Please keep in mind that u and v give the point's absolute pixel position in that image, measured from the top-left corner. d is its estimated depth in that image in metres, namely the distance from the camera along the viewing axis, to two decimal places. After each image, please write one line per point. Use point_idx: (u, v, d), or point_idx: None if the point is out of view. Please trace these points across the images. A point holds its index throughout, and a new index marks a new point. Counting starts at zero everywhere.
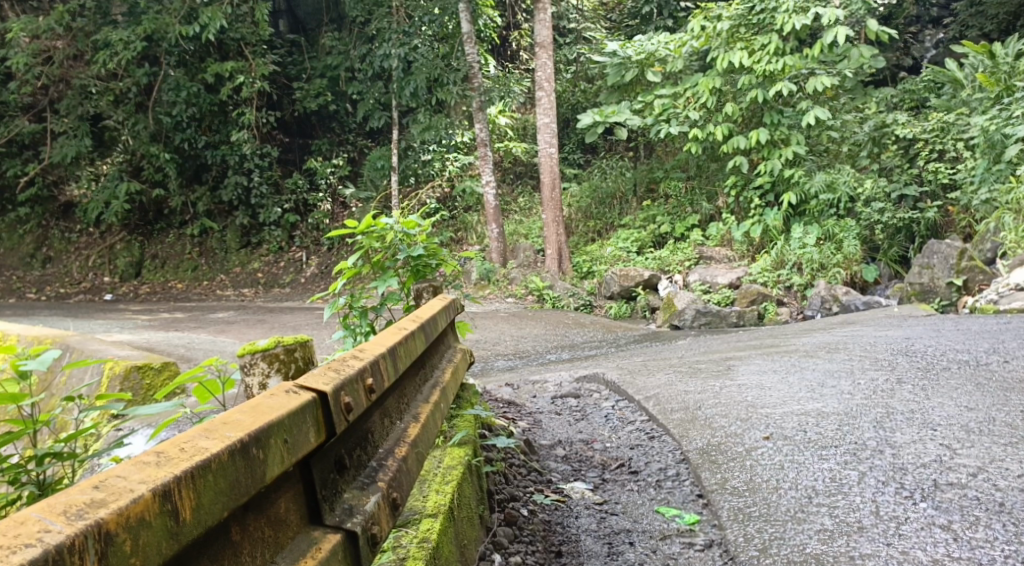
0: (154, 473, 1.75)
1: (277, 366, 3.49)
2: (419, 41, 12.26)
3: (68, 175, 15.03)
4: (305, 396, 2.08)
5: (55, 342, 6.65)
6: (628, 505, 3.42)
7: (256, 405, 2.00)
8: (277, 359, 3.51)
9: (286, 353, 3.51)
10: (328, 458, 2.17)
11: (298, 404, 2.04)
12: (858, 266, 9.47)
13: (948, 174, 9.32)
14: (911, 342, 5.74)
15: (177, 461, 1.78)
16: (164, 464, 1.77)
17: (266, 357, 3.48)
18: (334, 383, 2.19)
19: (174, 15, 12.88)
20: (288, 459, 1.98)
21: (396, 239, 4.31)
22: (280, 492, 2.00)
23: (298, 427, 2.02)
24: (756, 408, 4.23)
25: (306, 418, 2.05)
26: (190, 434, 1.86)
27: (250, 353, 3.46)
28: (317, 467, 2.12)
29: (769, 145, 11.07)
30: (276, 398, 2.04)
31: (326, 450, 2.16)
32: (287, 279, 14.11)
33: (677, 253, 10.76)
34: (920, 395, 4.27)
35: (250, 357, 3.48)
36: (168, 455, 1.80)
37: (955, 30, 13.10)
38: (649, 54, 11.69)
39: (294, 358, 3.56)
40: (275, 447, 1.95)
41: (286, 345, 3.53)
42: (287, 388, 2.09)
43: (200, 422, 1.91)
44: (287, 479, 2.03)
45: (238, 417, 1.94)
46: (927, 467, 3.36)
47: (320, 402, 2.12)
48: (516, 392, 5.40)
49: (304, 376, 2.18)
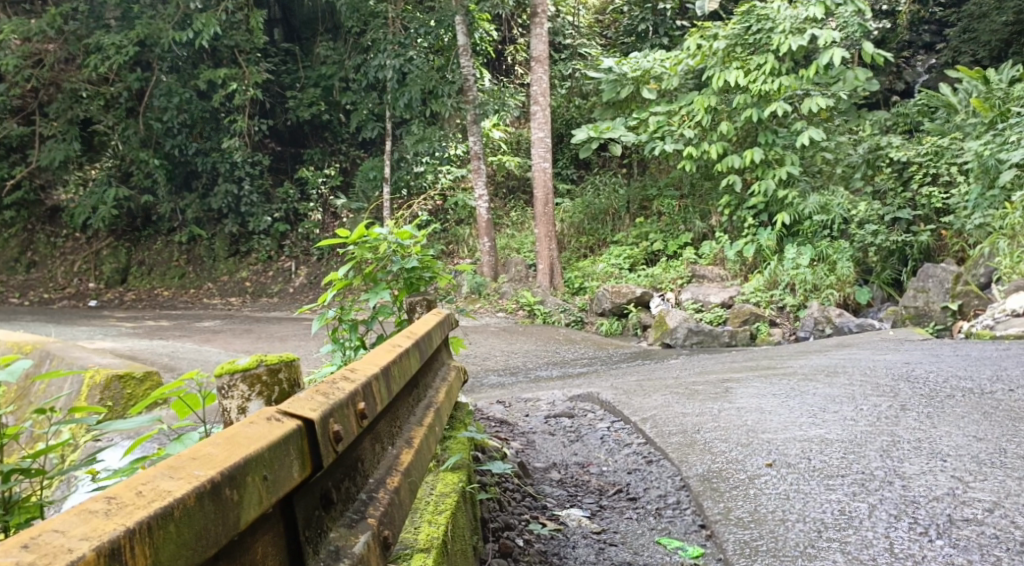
0: (100, 526, 1.65)
1: (259, 392, 2.49)
2: (413, 53, 12.13)
3: (55, 179, 14.83)
4: (290, 424, 1.95)
5: (35, 349, 6.44)
6: (626, 535, 3.27)
7: (232, 435, 1.88)
8: (260, 382, 2.50)
9: (272, 375, 2.50)
10: (313, 493, 2.02)
11: (280, 435, 1.91)
12: (851, 288, 9.38)
13: (942, 199, 9.23)
14: (911, 367, 5.61)
15: (131, 509, 1.68)
16: (115, 514, 1.67)
17: (246, 380, 2.47)
18: (322, 409, 2.05)
19: (168, 21, 12.69)
20: (267, 499, 1.86)
21: (390, 250, 4.15)
22: (257, 536, 1.87)
23: (279, 461, 1.89)
24: (757, 432, 4.08)
25: (290, 450, 1.93)
26: (151, 474, 1.75)
27: (227, 374, 2.46)
28: (301, 505, 1.98)
29: (763, 165, 10.97)
30: (256, 427, 1.91)
31: (312, 485, 2.02)
32: (275, 289, 13.98)
33: (669, 270, 10.64)
34: (926, 424, 4.13)
35: (224, 380, 2.46)
36: (122, 501, 1.70)
37: (948, 55, 13.05)
38: (645, 71, 11.56)
39: (279, 384, 2.54)
40: (251, 486, 1.83)
41: (271, 364, 2.52)
42: (269, 415, 1.96)
43: (167, 459, 1.81)
44: (266, 521, 1.89)
45: (210, 451, 1.82)
46: (940, 500, 3.22)
47: (307, 431, 1.98)
48: (507, 410, 5.24)
49: (290, 401, 2.04)
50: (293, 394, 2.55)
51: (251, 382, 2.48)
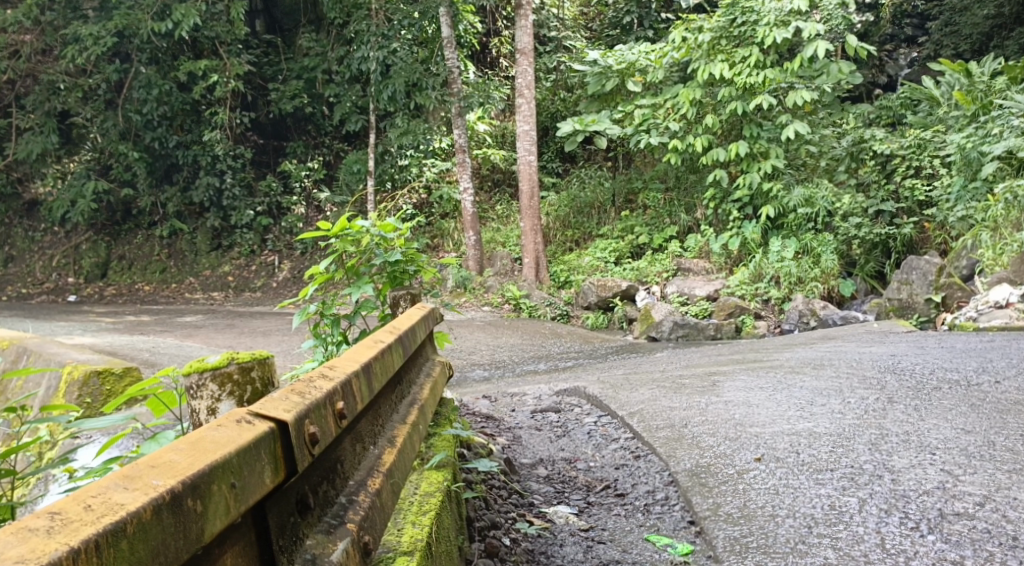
0: (43, 545, 1.55)
1: (230, 392, 2.40)
2: (397, 45, 11.97)
3: (33, 172, 14.74)
4: (262, 427, 1.89)
5: (13, 344, 6.37)
6: (615, 532, 3.22)
7: (197, 440, 1.80)
8: (230, 381, 2.40)
9: (244, 374, 2.41)
10: (288, 499, 1.97)
11: (250, 439, 1.84)
12: (835, 280, 9.35)
13: (924, 192, 9.21)
14: (897, 359, 5.58)
15: (76, 526, 1.59)
16: (57, 532, 1.58)
17: (216, 379, 2.38)
18: (296, 410, 1.99)
19: (147, 11, 12.45)
20: (235, 507, 1.79)
21: (372, 243, 4.07)
22: (224, 547, 1.79)
23: (249, 466, 1.83)
24: (745, 426, 4.04)
25: (261, 455, 1.86)
26: (105, 484, 1.67)
27: (196, 373, 2.37)
28: (273, 511, 1.91)
29: (748, 158, 10.91)
30: (224, 431, 1.84)
31: (286, 490, 1.96)
32: (258, 283, 13.84)
33: (654, 264, 10.59)
34: (914, 416, 4.10)
35: (193, 378, 2.37)
36: (68, 517, 1.60)
37: (930, 48, 13.05)
38: (629, 63, 11.49)
39: (251, 382, 2.46)
40: (218, 493, 1.76)
41: (243, 362, 2.43)
42: (240, 418, 1.90)
43: (121, 468, 1.71)
44: (234, 532, 1.82)
45: (172, 458, 1.75)
46: (930, 494, 3.19)
47: (279, 434, 1.92)
48: (494, 405, 5.17)
49: (263, 402, 1.98)
50: (264, 394, 2.47)
51: (221, 381, 2.39)
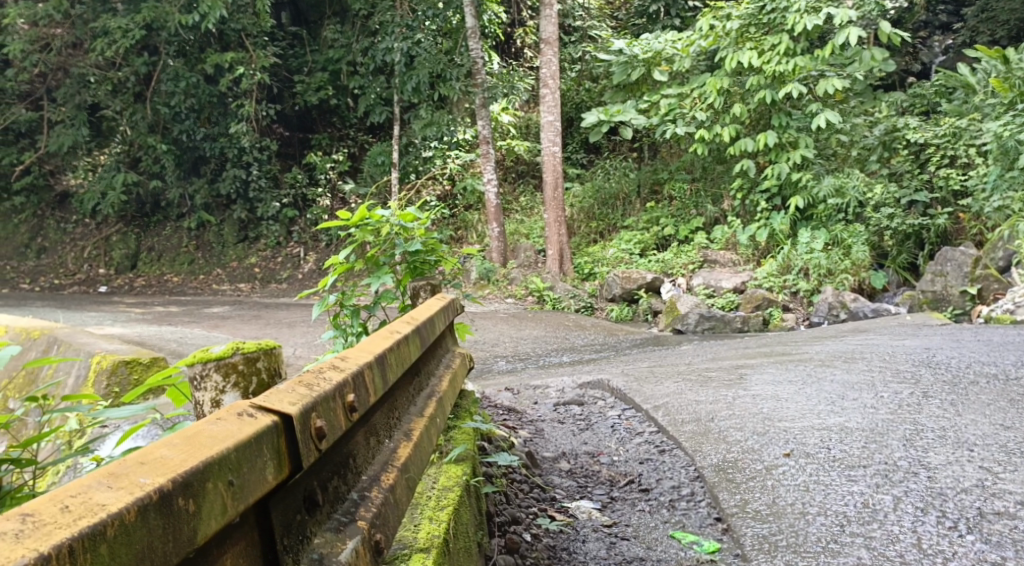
0: (14, 549, 1.48)
1: (234, 383, 2.55)
2: (421, 36, 12.00)
3: (64, 165, 14.94)
4: (265, 420, 1.83)
5: (44, 333, 6.37)
6: (639, 529, 3.14)
7: (193, 435, 1.74)
8: (235, 372, 2.56)
9: (248, 365, 2.58)
10: (294, 496, 1.90)
11: (250, 434, 1.78)
12: (866, 272, 9.17)
13: (959, 181, 8.99)
14: (932, 352, 5.42)
15: (50, 529, 1.52)
16: (31, 534, 1.51)
17: (220, 370, 2.52)
18: (302, 403, 1.92)
19: (174, 4, 12.50)
20: (232, 505, 1.72)
21: (393, 232, 3.99)
22: (221, 549, 1.72)
23: (248, 462, 1.76)
24: (773, 421, 3.92)
25: (263, 449, 1.79)
26: (87, 483, 1.60)
27: (200, 363, 2.50)
28: (277, 510, 1.85)
29: (777, 148, 10.74)
30: (223, 424, 1.78)
31: (292, 487, 1.89)
32: (284, 275, 13.83)
33: (680, 255, 10.45)
34: (950, 412, 3.97)
35: (197, 369, 2.50)
36: (44, 518, 1.53)
37: (965, 36, 12.72)
38: (656, 52, 11.34)
39: (254, 373, 2.63)
40: (214, 492, 1.69)
41: (247, 354, 2.60)
42: (241, 411, 1.83)
43: (106, 466, 1.65)
44: (232, 533, 1.75)
45: (164, 454, 1.68)
46: (968, 493, 3.08)
47: (284, 427, 1.86)
48: (516, 397, 5.09)
49: (268, 394, 1.92)
50: (268, 385, 2.63)
51: (225, 372, 2.53)
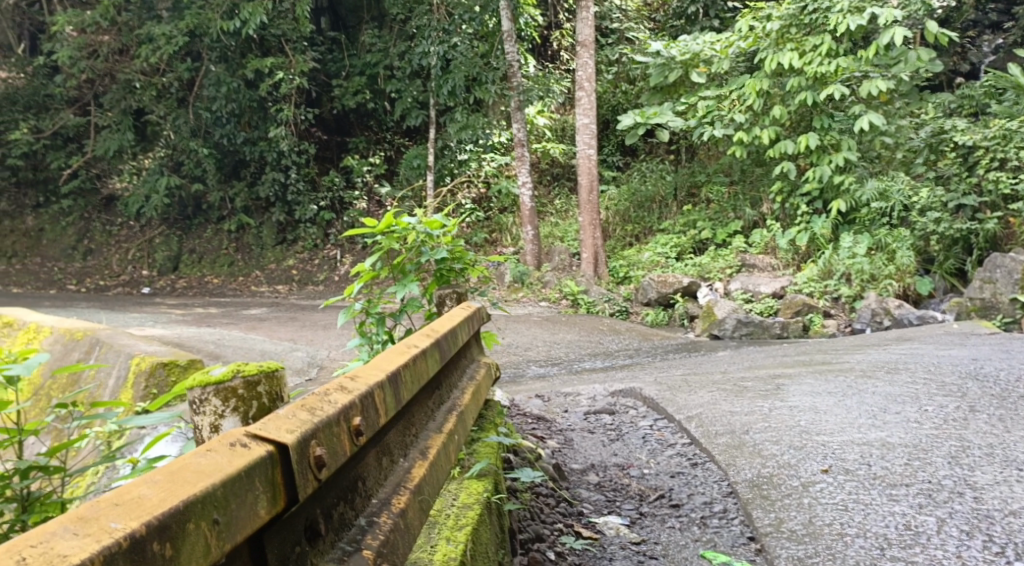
0: None
1: (234, 407, 2.36)
2: (457, 39, 11.98)
3: (111, 169, 15.19)
4: (259, 452, 1.93)
5: (86, 333, 6.40)
6: (669, 547, 3.03)
7: (179, 470, 1.85)
8: (235, 397, 2.36)
9: (249, 389, 2.37)
10: (294, 527, 1.99)
11: (238, 468, 1.88)
12: (911, 278, 8.92)
13: (1010, 185, 8.55)
14: (979, 364, 5.22)
15: None
16: None
17: (219, 394, 2.34)
18: (300, 430, 2.00)
19: (216, 10, 12.61)
20: (216, 544, 1.82)
21: (418, 240, 3.90)
22: None
23: (235, 498, 1.86)
24: (811, 434, 3.79)
25: (254, 483, 1.89)
26: (62, 527, 1.73)
27: (199, 387, 2.33)
28: (274, 541, 1.95)
29: (819, 150, 10.51)
30: (212, 457, 1.88)
31: (291, 517, 1.98)
32: (321, 277, 13.85)
33: (718, 260, 10.27)
34: (998, 428, 3.79)
35: (196, 393, 2.34)
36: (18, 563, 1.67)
37: (1015, 35, 12.40)
38: (694, 54, 11.15)
39: (258, 397, 2.42)
40: (194, 531, 1.79)
41: (248, 377, 2.39)
42: (235, 440, 1.93)
43: (86, 505, 1.77)
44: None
45: (144, 493, 1.80)
46: (1016, 516, 2.94)
47: (279, 457, 1.95)
48: (546, 405, 4.99)
49: (268, 420, 2.01)
50: (272, 410, 2.41)
51: (224, 397, 2.35)
